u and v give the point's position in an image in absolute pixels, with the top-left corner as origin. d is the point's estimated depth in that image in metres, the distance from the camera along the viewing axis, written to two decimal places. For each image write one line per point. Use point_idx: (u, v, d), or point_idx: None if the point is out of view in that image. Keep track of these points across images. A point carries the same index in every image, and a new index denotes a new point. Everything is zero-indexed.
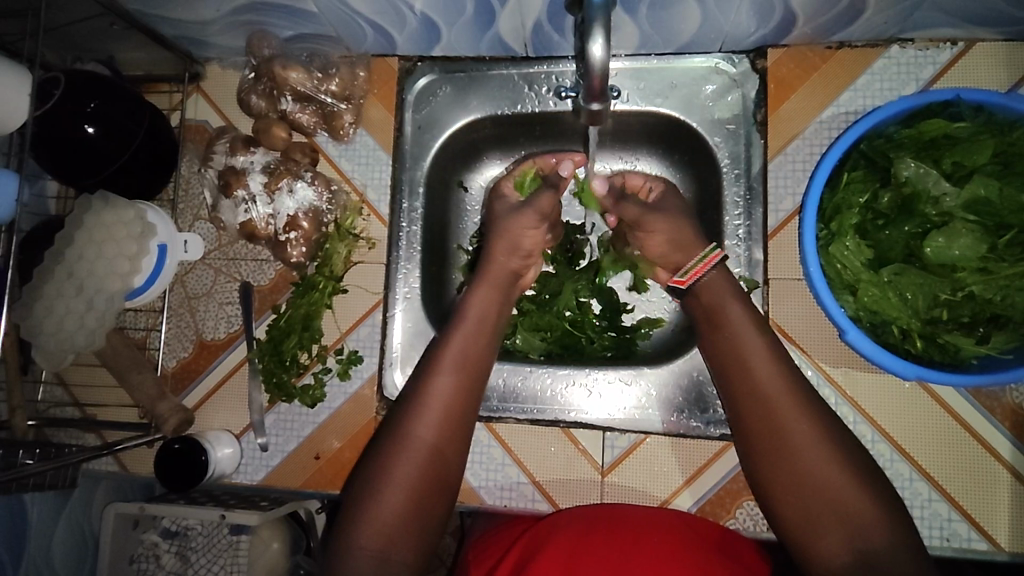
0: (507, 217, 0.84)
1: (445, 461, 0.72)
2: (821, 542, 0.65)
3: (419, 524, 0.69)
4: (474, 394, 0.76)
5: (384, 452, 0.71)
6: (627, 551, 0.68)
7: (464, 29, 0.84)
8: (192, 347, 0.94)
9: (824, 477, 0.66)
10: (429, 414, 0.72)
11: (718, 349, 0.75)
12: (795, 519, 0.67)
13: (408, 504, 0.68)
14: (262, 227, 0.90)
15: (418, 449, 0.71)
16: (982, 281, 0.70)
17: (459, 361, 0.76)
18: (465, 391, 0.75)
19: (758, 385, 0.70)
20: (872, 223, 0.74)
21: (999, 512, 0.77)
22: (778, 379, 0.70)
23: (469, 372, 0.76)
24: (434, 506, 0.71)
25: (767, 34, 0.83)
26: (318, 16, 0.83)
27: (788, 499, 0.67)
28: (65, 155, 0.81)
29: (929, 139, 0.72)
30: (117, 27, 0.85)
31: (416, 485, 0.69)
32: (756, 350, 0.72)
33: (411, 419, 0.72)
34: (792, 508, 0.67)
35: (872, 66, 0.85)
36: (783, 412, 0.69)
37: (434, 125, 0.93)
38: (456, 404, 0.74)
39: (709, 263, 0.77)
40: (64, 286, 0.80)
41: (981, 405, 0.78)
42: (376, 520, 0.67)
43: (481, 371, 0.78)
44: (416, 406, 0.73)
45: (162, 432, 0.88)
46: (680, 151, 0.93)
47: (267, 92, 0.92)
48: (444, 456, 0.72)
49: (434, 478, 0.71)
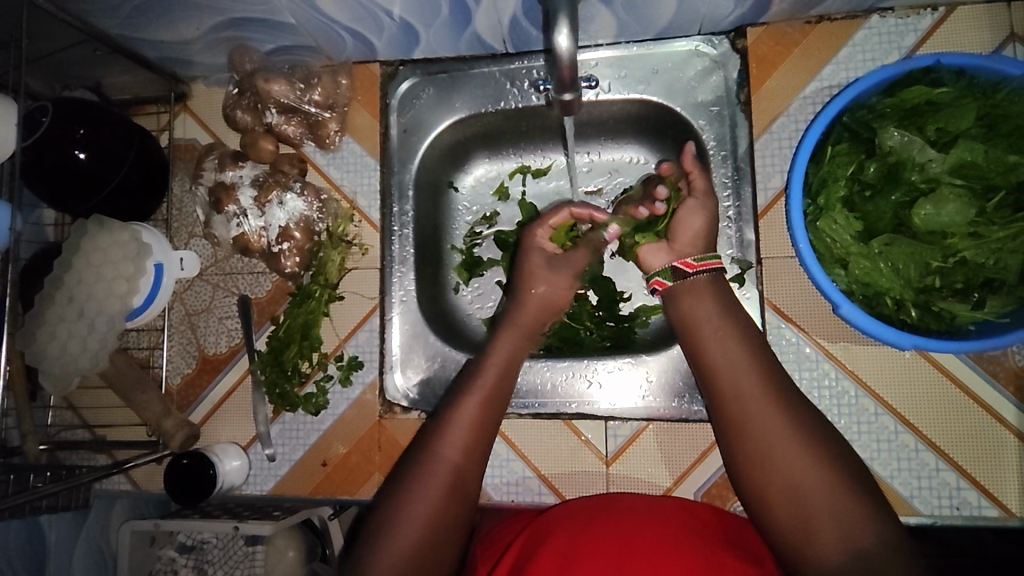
0: None
1: (466, 486, 0.72)
2: (813, 546, 0.61)
3: (440, 549, 0.68)
4: (496, 417, 0.77)
5: (410, 477, 0.71)
6: (626, 554, 0.66)
7: (442, 29, 0.84)
8: (195, 362, 0.95)
9: (803, 471, 0.65)
10: (456, 434, 0.73)
11: (703, 351, 0.75)
12: (787, 522, 0.64)
13: (430, 525, 0.68)
14: (255, 240, 0.91)
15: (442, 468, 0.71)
16: (974, 246, 0.69)
17: (483, 384, 0.77)
18: (488, 413, 0.76)
19: (739, 394, 0.70)
20: (859, 195, 0.73)
21: (1009, 477, 0.76)
22: (756, 383, 0.71)
23: (493, 393, 0.77)
24: (454, 526, 0.70)
25: (745, 13, 0.83)
26: (296, 27, 0.84)
27: (778, 501, 0.65)
28: (56, 182, 0.82)
29: (910, 108, 0.71)
30: (100, 52, 0.87)
31: (438, 505, 0.69)
32: (733, 355, 0.73)
33: (438, 438, 0.73)
34: (787, 511, 0.64)
35: (852, 38, 0.84)
36: (766, 414, 0.68)
37: (420, 127, 0.93)
38: (480, 428, 0.75)
39: (709, 266, 0.79)
40: (65, 312, 0.82)
41: (984, 370, 0.77)
42: (398, 540, 0.66)
43: (504, 396, 0.79)
44: (440, 425, 0.74)
45: (169, 448, 0.90)
46: (667, 137, 0.93)
47: (251, 106, 0.93)
48: (468, 475, 0.72)
49: (457, 495, 0.71)
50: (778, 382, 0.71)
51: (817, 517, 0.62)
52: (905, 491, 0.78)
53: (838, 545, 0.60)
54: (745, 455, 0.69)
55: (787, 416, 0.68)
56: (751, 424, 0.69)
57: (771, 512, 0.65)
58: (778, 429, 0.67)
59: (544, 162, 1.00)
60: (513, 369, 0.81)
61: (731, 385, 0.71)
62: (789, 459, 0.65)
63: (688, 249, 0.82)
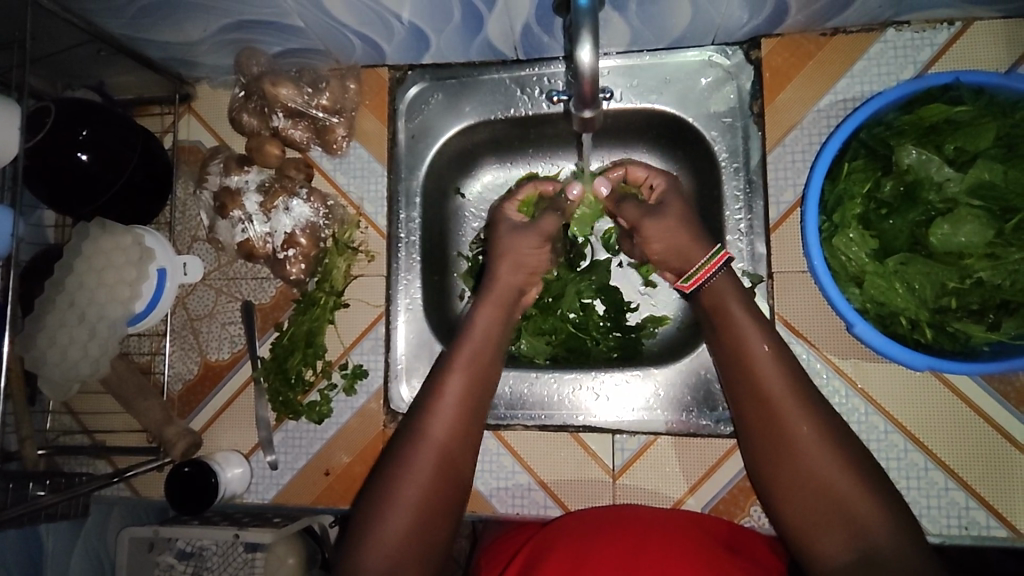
0: (506, 239, 0.85)
1: (453, 472, 0.72)
2: (823, 544, 0.64)
3: (425, 550, 0.68)
4: (475, 414, 0.76)
5: (388, 482, 0.70)
6: (626, 552, 0.67)
7: (453, 34, 0.83)
8: (197, 368, 0.94)
9: (823, 482, 0.65)
10: (436, 422, 0.73)
11: (729, 351, 0.73)
12: (799, 527, 0.66)
13: (419, 516, 0.68)
14: (260, 246, 0.90)
15: (421, 471, 0.70)
16: (990, 267, 0.68)
17: (463, 367, 0.76)
18: (464, 410, 0.74)
19: (761, 384, 0.69)
20: (875, 213, 0.73)
21: (1018, 498, 0.76)
22: (776, 375, 0.69)
23: (473, 373, 0.76)
24: (445, 513, 0.70)
25: (760, 24, 0.82)
26: (305, 30, 0.83)
27: (792, 509, 0.66)
28: (58, 184, 0.81)
29: (928, 126, 0.70)
30: (104, 53, 0.85)
31: (427, 493, 0.69)
32: (761, 355, 0.70)
33: (420, 429, 0.72)
34: (797, 506, 0.66)
35: (868, 52, 0.83)
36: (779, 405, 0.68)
37: (427, 133, 0.92)
38: (459, 426, 0.74)
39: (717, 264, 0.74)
40: (66, 316, 0.80)
41: (995, 391, 0.77)
42: (387, 535, 0.67)
43: (483, 389, 0.77)
44: (416, 425, 0.73)
45: (171, 456, 0.89)
46: (677, 147, 0.92)
47: (258, 110, 0.91)
48: (453, 462, 0.72)
49: (445, 484, 0.71)
50: (805, 390, 0.69)
51: (833, 528, 0.63)
52: (915, 510, 0.77)
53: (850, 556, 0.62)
54: (766, 455, 0.69)
55: (807, 416, 0.67)
56: (770, 431, 0.68)
57: (784, 501, 0.67)
58: (801, 438, 0.67)
59: (552, 169, 0.99)
60: (494, 346, 0.79)
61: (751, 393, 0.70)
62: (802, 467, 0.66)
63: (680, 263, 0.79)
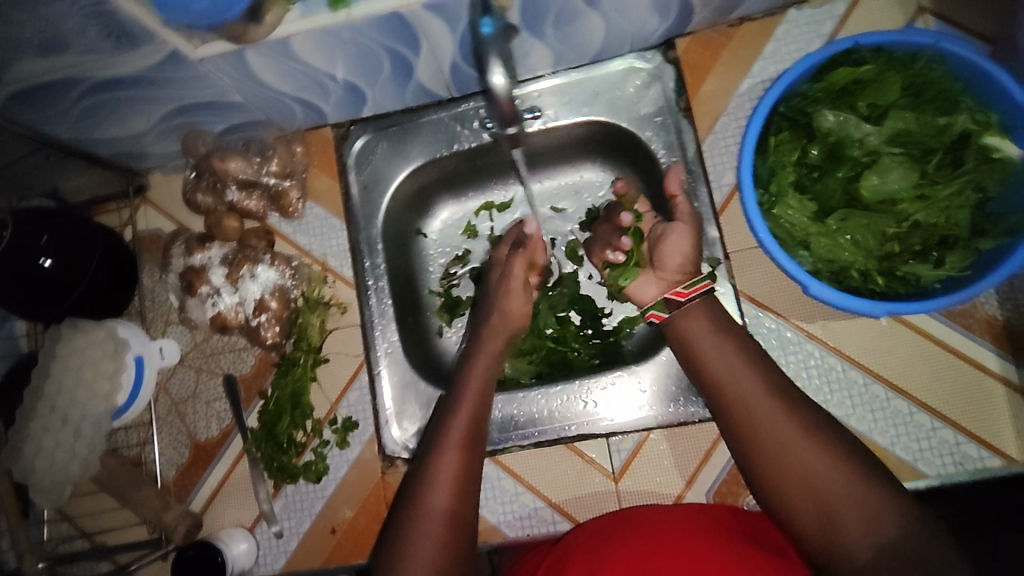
0: None
1: (462, 528, 0.71)
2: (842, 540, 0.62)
3: None
4: (478, 467, 0.75)
5: (400, 541, 0.69)
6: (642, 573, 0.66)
7: (387, 85, 0.87)
8: (188, 451, 0.93)
9: (819, 468, 0.64)
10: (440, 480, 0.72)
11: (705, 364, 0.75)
12: (809, 521, 0.64)
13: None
14: (232, 317, 0.91)
15: (430, 532, 0.69)
16: (923, 207, 0.72)
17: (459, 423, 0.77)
18: (466, 465, 0.74)
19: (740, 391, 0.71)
20: (808, 177, 0.76)
21: (1004, 426, 0.77)
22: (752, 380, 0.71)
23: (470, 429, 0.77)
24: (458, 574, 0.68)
25: (671, 26, 0.87)
26: (244, 104, 0.86)
27: (794, 500, 0.65)
28: (25, 292, 0.82)
29: (840, 88, 0.74)
30: (54, 158, 0.88)
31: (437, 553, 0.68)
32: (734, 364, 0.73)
33: (424, 488, 0.72)
34: (805, 504, 0.65)
35: (775, 34, 0.89)
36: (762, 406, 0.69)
37: (379, 181, 0.94)
38: (461, 481, 0.73)
39: (700, 291, 0.80)
40: (48, 421, 0.83)
41: (959, 325, 0.80)
42: None
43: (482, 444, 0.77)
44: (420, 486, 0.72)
45: (173, 542, 0.89)
46: (617, 153, 0.96)
47: (210, 187, 0.94)
48: (461, 518, 0.71)
49: (455, 542, 0.69)
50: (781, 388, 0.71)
51: (841, 511, 0.62)
52: (909, 456, 0.79)
53: (866, 543, 0.61)
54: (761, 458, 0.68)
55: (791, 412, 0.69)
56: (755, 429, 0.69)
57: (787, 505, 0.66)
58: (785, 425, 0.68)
59: (506, 195, 1.02)
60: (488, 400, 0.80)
61: (730, 394, 0.71)
62: (798, 454, 0.66)
63: (677, 276, 0.83)
